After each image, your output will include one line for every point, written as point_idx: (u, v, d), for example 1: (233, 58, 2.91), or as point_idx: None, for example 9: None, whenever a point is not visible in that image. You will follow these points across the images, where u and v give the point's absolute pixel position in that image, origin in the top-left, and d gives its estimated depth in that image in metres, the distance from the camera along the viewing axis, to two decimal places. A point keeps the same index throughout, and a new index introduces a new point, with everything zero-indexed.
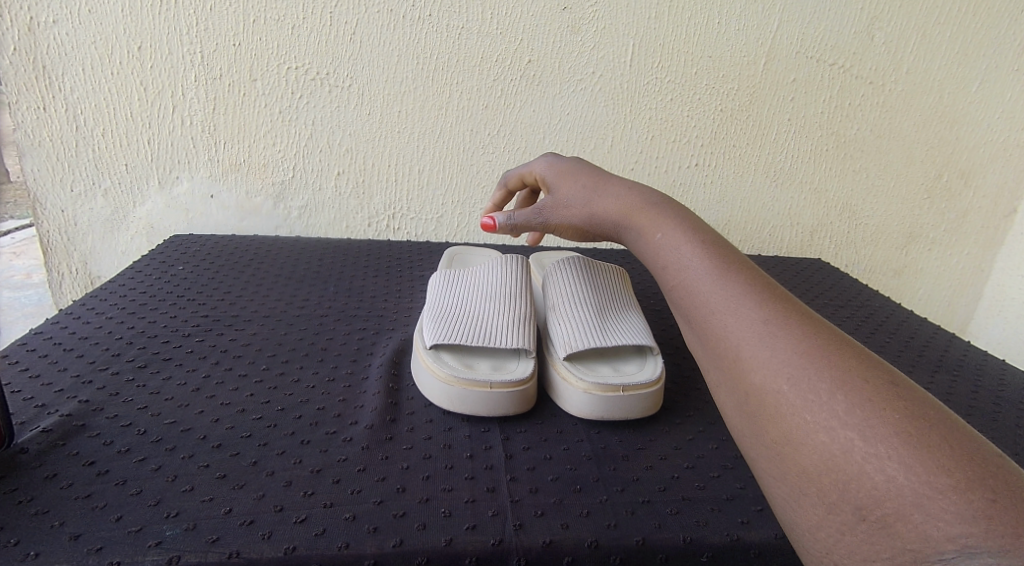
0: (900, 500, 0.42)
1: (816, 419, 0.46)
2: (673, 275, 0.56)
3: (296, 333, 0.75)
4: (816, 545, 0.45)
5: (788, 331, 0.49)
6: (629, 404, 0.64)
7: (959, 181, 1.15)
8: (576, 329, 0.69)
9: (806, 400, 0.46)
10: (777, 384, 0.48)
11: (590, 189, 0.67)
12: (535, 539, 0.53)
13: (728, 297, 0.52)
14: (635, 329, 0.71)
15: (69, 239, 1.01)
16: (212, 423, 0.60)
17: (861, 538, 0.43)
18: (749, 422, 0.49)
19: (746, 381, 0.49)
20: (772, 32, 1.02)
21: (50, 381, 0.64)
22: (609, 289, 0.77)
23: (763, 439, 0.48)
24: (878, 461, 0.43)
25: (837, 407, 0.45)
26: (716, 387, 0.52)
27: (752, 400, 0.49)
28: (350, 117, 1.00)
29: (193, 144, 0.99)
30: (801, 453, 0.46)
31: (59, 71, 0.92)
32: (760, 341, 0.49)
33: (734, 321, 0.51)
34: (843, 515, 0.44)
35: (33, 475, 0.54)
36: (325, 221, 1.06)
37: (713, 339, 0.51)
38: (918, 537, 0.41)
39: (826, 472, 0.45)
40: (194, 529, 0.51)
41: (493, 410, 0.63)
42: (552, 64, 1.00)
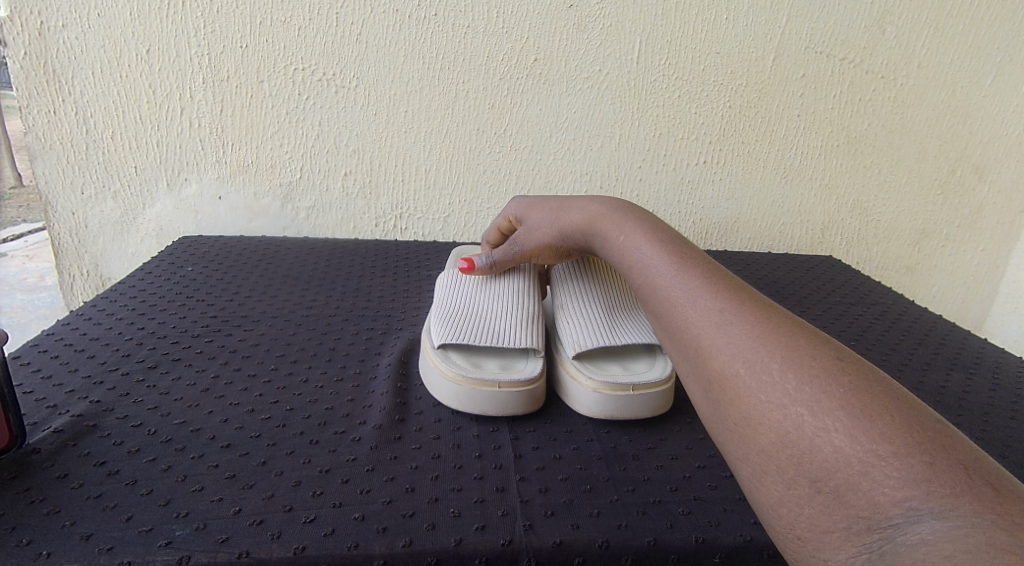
0: (847, 469, 0.45)
1: (771, 399, 0.48)
2: (639, 275, 0.60)
3: (305, 334, 0.75)
4: (779, 521, 0.47)
5: (742, 319, 0.52)
6: (639, 403, 0.64)
7: (973, 176, 1.14)
8: (585, 328, 0.69)
9: (762, 382, 0.49)
10: (735, 368, 0.50)
11: (550, 212, 0.73)
12: (545, 540, 0.53)
13: (687, 289, 0.56)
14: (644, 327, 0.70)
15: (79, 241, 1.02)
16: (221, 423, 0.60)
17: (818, 509, 0.46)
18: (712, 408, 0.51)
19: (707, 368, 0.52)
20: (780, 27, 1.02)
21: (61, 382, 0.64)
22: (618, 288, 0.77)
23: (724, 423, 0.51)
24: (829, 434, 0.46)
25: (789, 385, 0.48)
26: (683, 377, 0.54)
27: (711, 387, 0.51)
28: (356, 117, 1.00)
29: (201, 146, 0.99)
30: (760, 433, 0.48)
31: (69, 75, 0.93)
32: (718, 329, 0.52)
33: (692, 312, 0.54)
34: (801, 489, 0.46)
35: (45, 475, 0.54)
36: (332, 222, 1.06)
37: (675, 329, 0.55)
38: (869, 504, 0.44)
39: (783, 450, 0.47)
40: (204, 529, 0.51)
41: (502, 410, 0.63)
42: (559, 62, 1.00)
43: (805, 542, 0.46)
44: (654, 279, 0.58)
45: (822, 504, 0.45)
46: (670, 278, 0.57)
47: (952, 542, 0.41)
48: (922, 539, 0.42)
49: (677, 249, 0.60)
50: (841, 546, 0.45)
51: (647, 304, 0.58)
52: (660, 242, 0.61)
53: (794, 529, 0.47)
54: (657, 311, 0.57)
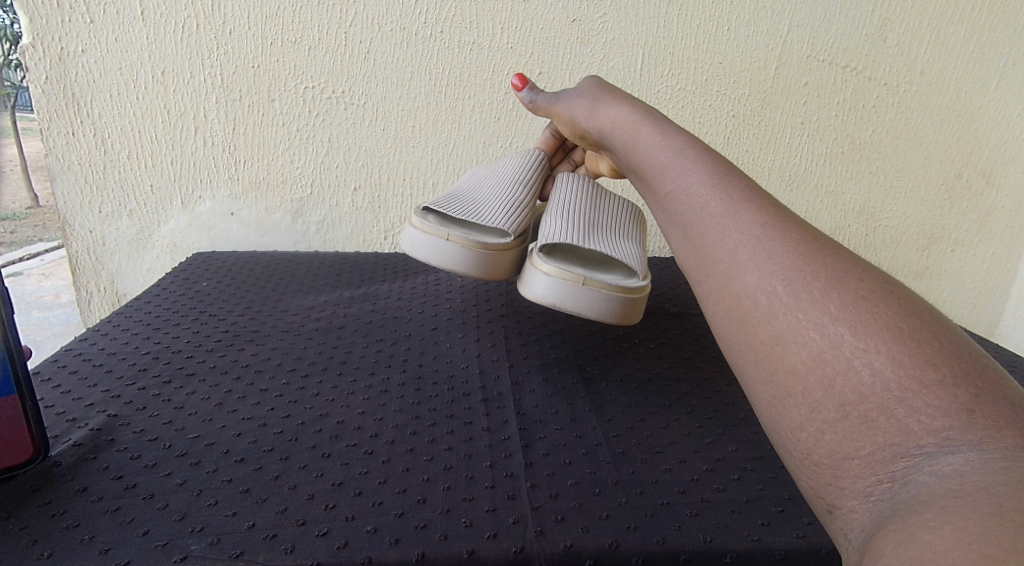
0: (881, 393, 0.42)
1: (809, 317, 0.46)
2: (678, 190, 0.57)
3: (315, 347, 0.76)
4: (798, 446, 0.45)
5: (783, 238, 0.50)
6: (588, 298, 0.67)
7: (980, 180, 1.13)
8: (561, 228, 0.73)
9: (800, 300, 0.46)
10: (772, 286, 0.48)
11: (591, 95, 0.77)
12: (556, 544, 0.52)
13: (727, 205, 0.53)
14: (622, 251, 0.73)
15: (96, 259, 1.03)
16: (235, 438, 0.61)
17: (841, 433, 0.43)
18: (734, 326, 0.49)
19: (732, 285, 0.50)
20: (782, 37, 1.03)
21: (80, 397, 0.65)
22: (614, 218, 0.80)
23: (750, 341, 0.48)
24: (866, 358, 0.43)
25: (830, 305, 0.45)
26: (703, 295, 0.53)
27: (739, 305, 0.49)
28: (365, 133, 1.02)
29: (215, 164, 1.01)
30: (790, 353, 0.46)
31: (89, 98, 0.95)
32: (751, 243, 0.50)
33: (729, 228, 0.52)
34: (826, 413, 0.44)
35: (64, 489, 0.55)
36: (343, 236, 1.08)
37: (707, 244, 0.53)
38: (899, 430, 0.42)
39: (813, 372, 0.45)
40: (217, 543, 0.51)
41: (448, 261, 0.72)
42: (564, 76, 1.02)
43: (823, 468, 0.44)
44: (692, 190, 0.56)
45: (846, 427, 0.43)
46: (710, 191, 0.55)
47: (990, 473, 0.39)
48: (955, 470, 0.40)
49: (717, 161, 0.58)
50: (860, 473, 0.42)
51: (673, 213, 0.57)
52: (699, 153, 0.59)
53: (813, 454, 0.44)
54: (685, 223, 0.56)
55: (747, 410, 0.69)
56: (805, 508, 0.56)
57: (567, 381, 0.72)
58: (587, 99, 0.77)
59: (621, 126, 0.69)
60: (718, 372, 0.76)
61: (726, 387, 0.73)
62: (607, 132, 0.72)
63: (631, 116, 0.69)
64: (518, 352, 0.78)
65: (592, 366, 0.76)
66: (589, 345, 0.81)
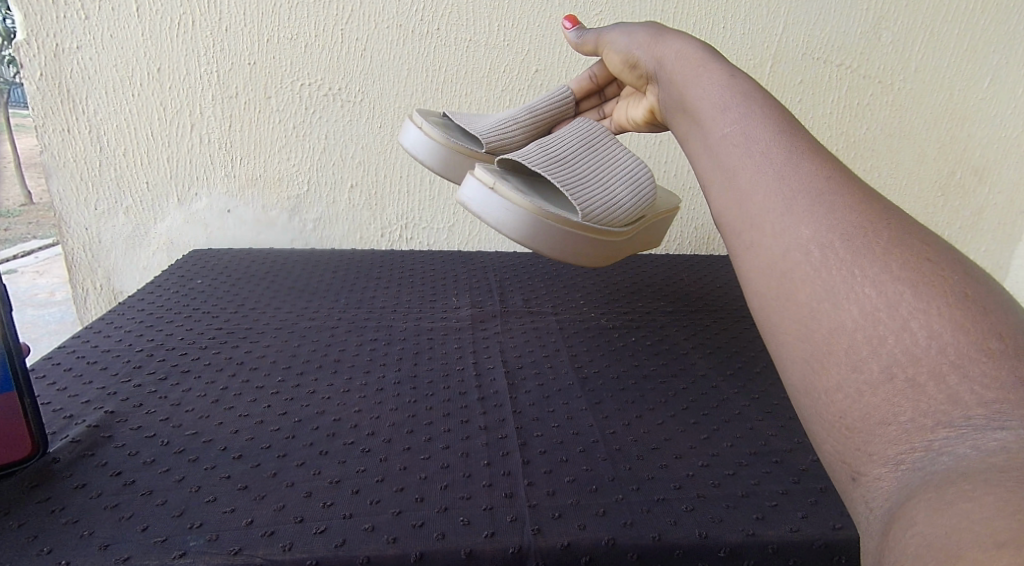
0: (935, 358, 0.36)
1: (867, 274, 0.39)
2: (726, 131, 0.50)
3: (309, 345, 0.76)
4: (828, 408, 0.39)
5: (843, 190, 0.43)
6: (494, 207, 0.68)
7: (973, 178, 1.14)
8: (533, 152, 0.74)
9: (857, 256, 0.40)
10: (827, 240, 0.41)
11: (643, 36, 0.69)
12: (554, 541, 0.52)
13: (776, 149, 0.47)
14: (575, 199, 0.70)
15: (92, 256, 1.02)
16: (232, 435, 0.61)
17: (881, 396, 0.37)
18: (768, 279, 0.43)
19: (773, 234, 0.44)
20: (777, 35, 1.04)
21: (76, 393, 0.65)
22: (614, 178, 0.74)
23: (788, 294, 0.42)
24: (926, 318, 0.37)
25: (887, 263, 0.39)
26: (738, 250, 0.46)
27: (783, 259, 0.43)
28: (362, 130, 1.02)
29: (211, 161, 1.01)
30: (839, 311, 0.40)
31: (84, 95, 0.94)
32: (807, 194, 0.43)
33: (784, 177, 0.45)
34: (869, 372, 0.38)
35: (64, 485, 0.55)
36: (339, 233, 1.08)
37: (745, 191, 0.46)
38: (948, 398, 0.35)
39: (863, 330, 0.39)
40: (216, 539, 0.51)
41: (421, 153, 0.78)
42: (560, 73, 1.03)
43: (855, 433, 0.38)
44: (750, 135, 0.49)
45: (888, 390, 0.37)
46: (769, 136, 0.48)
47: None
48: (1001, 447, 0.34)
49: (782, 112, 0.49)
50: (896, 439, 0.36)
51: (719, 161, 0.50)
52: (755, 96, 0.51)
53: (845, 416, 0.38)
54: (730, 170, 0.48)
55: (742, 406, 0.69)
56: (798, 502, 0.57)
57: (563, 383, 0.72)
58: (644, 32, 0.69)
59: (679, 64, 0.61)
60: (714, 369, 0.76)
61: (722, 383, 0.74)
62: (665, 74, 0.62)
63: (693, 54, 0.61)
64: (514, 351, 0.78)
65: (589, 364, 0.76)
66: (585, 344, 0.80)
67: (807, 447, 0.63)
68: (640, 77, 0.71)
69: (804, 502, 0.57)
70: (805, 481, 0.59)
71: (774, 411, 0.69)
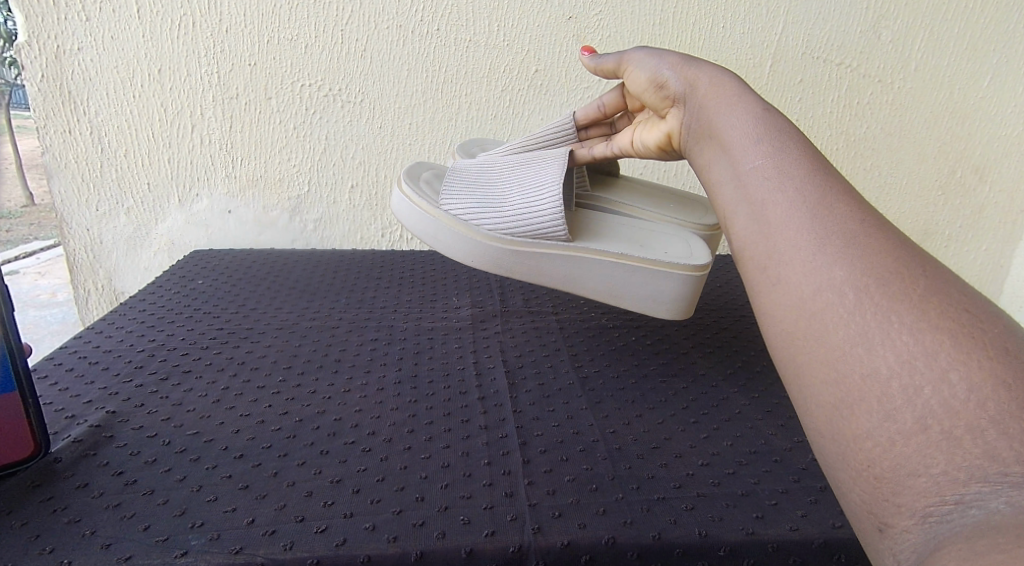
0: (975, 414, 0.36)
1: (905, 321, 0.39)
2: (759, 170, 0.48)
3: (310, 345, 0.76)
4: (855, 456, 0.39)
5: (879, 239, 0.42)
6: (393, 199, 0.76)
7: (973, 177, 1.14)
8: (479, 165, 0.79)
9: (896, 303, 0.40)
10: (864, 287, 0.41)
11: (667, 57, 0.64)
12: (553, 540, 0.52)
13: (810, 195, 0.45)
14: (464, 199, 0.72)
15: (94, 257, 1.03)
16: (233, 434, 0.61)
17: (914, 447, 0.37)
18: (796, 324, 0.42)
19: (806, 281, 0.43)
20: (776, 35, 1.04)
21: (78, 393, 0.66)
22: (532, 191, 0.71)
23: (819, 338, 0.41)
24: (967, 369, 0.37)
25: (928, 321, 0.39)
26: (761, 287, 0.45)
27: (812, 299, 0.42)
28: (362, 131, 1.03)
29: (212, 162, 1.01)
30: (872, 357, 0.39)
31: (85, 96, 0.94)
32: (841, 235, 0.43)
33: (818, 217, 0.44)
34: (902, 422, 0.38)
35: (66, 484, 0.55)
36: (340, 233, 1.09)
37: (777, 235, 0.45)
38: (986, 452, 0.35)
39: (898, 378, 0.38)
40: (217, 539, 0.51)
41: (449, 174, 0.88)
42: (560, 73, 1.03)
43: (882, 483, 0.38)
44: (780, 168, 0.48)
45: (921, 441, 0.37)
46: (801, 173, 0.47)
47: None
48: None
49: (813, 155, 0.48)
50: (925, 491, 0.37)
51: (746, 193, 0.49)
52: (787, 131, 0.50)
53: (874, 466, 0.38)
54: (758, 202, 0.47)
55: (741, 405, 0.70)
56: (797, 501, 0.57)
57: (563, 382, 0.72)
58: (676, 55, 0.63)
59: (712, 93, 0.57)
60: (714, 368, 0.77)
61: (721, 382, 0.74)
62: (695, 101, 0.58)
63: (727, 86, 0.57)
64: (514, 350, 0.78)
65: (588, 364, 0.76)
66: (585, 343, 0.80)
67: (806, 446, 0.63)
68: (666, 99, 0.63)
69: (803, 501, 0.57)
70: (804, 480, 0.59)
71: (774, 410, 0.69)
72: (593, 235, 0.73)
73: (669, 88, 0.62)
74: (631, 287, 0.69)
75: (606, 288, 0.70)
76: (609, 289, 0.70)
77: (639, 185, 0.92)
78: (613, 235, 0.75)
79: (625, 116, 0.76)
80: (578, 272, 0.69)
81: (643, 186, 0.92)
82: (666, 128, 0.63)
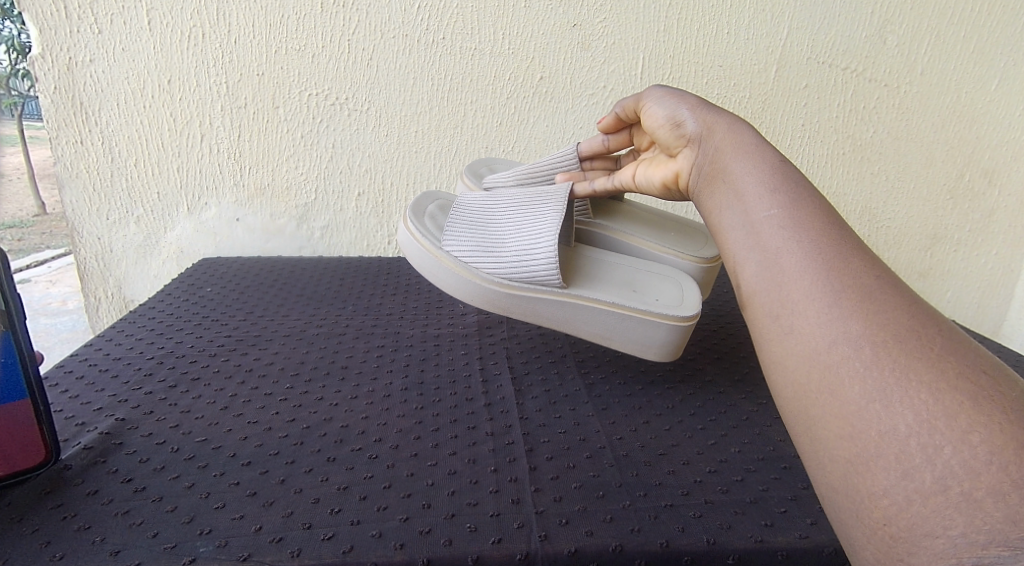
0: (998, 477, 0.38)
1: (923, 379, 0.41)
2: (776, 223, 0.49)
3: (317, 352, 0.77)
4: (872, 513, 0.41)
5: (892, 294, 0.44)
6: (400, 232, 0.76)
7: (982, 180, 1.13)
8: (483, 196, 0.78)
9: (913, 360, 0.42)
10: (879, 341, 0.43)
11: (681, 98, 0.63)
12: (561, 547, 0.52)
13: (826, 248, 0.47)
14: (467, 239, 0.72)
15: (104, 266, 1.03)
16: (241, 441, 0.61)
17: (933, 507, 0.39)
18: (812, 373, 0.44)
19: (822, 333, 0.44)
20: (781, 40, 1.04)
21: (89, 400, 0.66)
22: (530, 233, 0.71)
23: (835, 390, 0.43)
24: (988, 432, 0.39)
25: (941, 380, 0.41)
26: (774, 336, 0.47)
27: (828, 352, 0.44)
28: (369, 139, 1.03)
29: (220, 170, 1.02)
30: (891, 413, 0.41)
31: (96, 107, 0.95)
32: (856, 289, 0.45)
33: (834, 270, 0.46)
34: (921, 481, 0.40)
35: (76, 491, 0.56)
36: (347, 240, 1.10)
37: (793, 286, 0.46)
38: (1007, 517, 0.37)
39: (918, 437, 0.40)
40: (225, 545, 0.51)
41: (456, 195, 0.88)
42: (565, 80, 1.03)
43: (898, 542, 0.40)
44: (795, 218, 0.49)
45: (940, 502, 0.39)
46: (815, 225, 0.48)
47: None
48: None
49: (828, 207, 0.50)
50: (942, 552, 0.38)
51: (759, 240, 0.50)
52: (800, 182, 0.51)
53: (890, 524, 0.40)
54: (771, 250, 0.49)
55: (749, 412, 0.70)
56: (807, 508, 0.57)
57: (570, 388, 0.72)
58: (696, 97, 0.63)
59: (729, 140, 0.57)
60: (721, 374, 0.77)
61: (728, 388, 0.74)
62: (710, 149, 0.58)
63: (744, 135, 0.56)
64: (519, 357, 0.78)
65: (595, 370, 0.76)
66: (591, 349, 0.81)
67: None
68: (680, 139, 0.62)
69: (813, 508, 0.57)
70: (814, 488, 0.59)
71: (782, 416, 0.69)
72: (588, 278, 0.74)
73: (685, 129, 0.61)
74: (623, 330, 0.69)
75: (602, 328, 0.70)
76: (601, 332, 0.70)
77: (641, 211, 0.93)
78: (607, 277, 0.75)
79: (631, 154, 0.76)
80: (571, 313, 0.70)
81: (645, 212, 0.93)
82: (675, 167, 0.62)
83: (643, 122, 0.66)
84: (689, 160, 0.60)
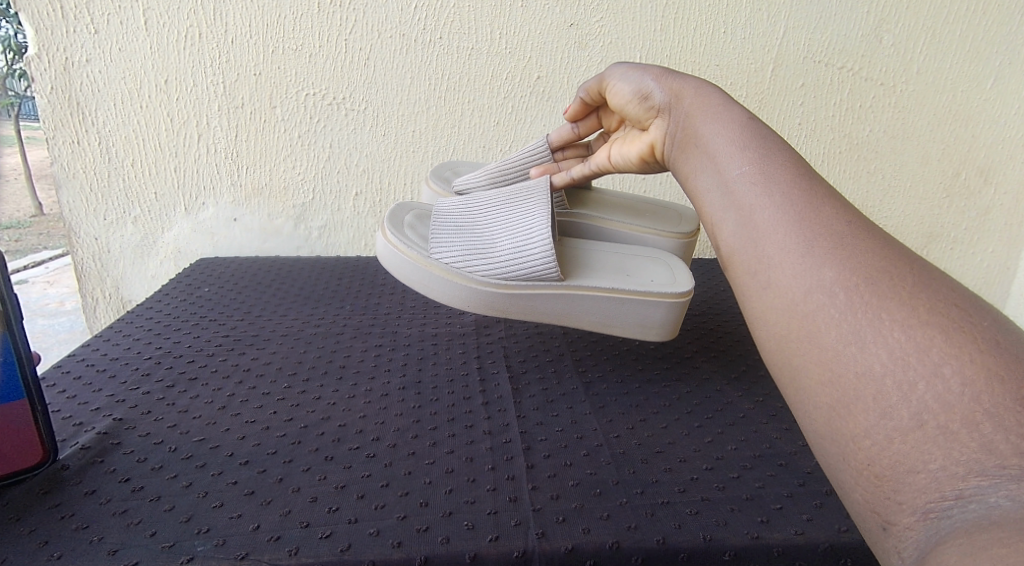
0: (971, 407, 0.37)
1: (894, 317, 0.41)
2: (749, 181, 0.50)
3: (315, 352, 0.77)
4: (856, 455, 0.40)
5: (863, 238, 0.44)
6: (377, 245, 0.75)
7: (978, 179, 1.14)
8: (461, 202, 0.78)
9: (885, 299, 0.41)
10: (851, 282, 0.43)
11: (643, 71, 0.64)
12: (558, 544, 0.52)
13: (798, 200, 0.47)
14: (453, 244, 0.71)
15: (102, 266, 1.03)
16: (239, 441, 0.62)
17: (911, 443, 0.38)
18: (791, 325, 0.44)
19: (796, 282, 0.45)
20: (777, 39, 1.05)
21: (86, 401, 0.66)
22: (517, 234, 0.71)
23: (811, 336, 0.43)
24: (959, 363, 0.38)
25: (913, 312, 0.40)
26: (753, 291, 0.47)
27: (804, 301, 0.44)
28: (366, 139, 1.03)
29: (217, 169, 1.02)
30: (866, 354, 0.41)
31: (93, 107, 0.95)
32: (828, 236, 0.45)
33: (806, 220, 0.46)
34: (898, 419, 0.39)
35: (74, 490, 0.56)
36: (344, 240, 1.10)
37: (767, 242, 0.47)
38: (983, 446, 0.37)
39: (892, 375, 0.40)
40: (223, 544, 0.51)
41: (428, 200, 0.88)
42: (562, 80, 1.04)
43: (883, 480, 0.39)
44: (766, 173, 0.50)
45: (918, 438, 0.38)
46: (785, 177, 0.49)
47: None
48: None
49: (798, 160, 0.50)
50: (925, 487, 0.38)
51: (733, 199, 0.50)
52: (770, 138, 0.52)
53: (873, 464, 0.40)
54: (745, 207, 0.49)
55: (745, 409, 0.70)
56: (802, 506, 0.57)
57: (567, 387, 0.72)
58: (658, 68, 0.63)
59: (697, 103, 0.57)
60: (716, 372, 0.77)
61: (725, 386, 0.74)
62: (679, 117, 0.59)
63: (710, 96, 0.57)
64: (518, 357, 0.78)
65: (592, 369, 0.76)
66: (589, 348, 0.81)
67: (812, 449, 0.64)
68: (650, 111, 0.63)
69: (808, 506, 0.57)
70: (809, 484, 0.59)
71: (776, 413, 0.69)
72: (580, 267, 0.74)
73: (654, 101, 0.62)
74: (620, 316, 0.69)
75: (598, 318, 0.70)
76: (598, 320, 0.70)
77: (613, 197, 0.94)
78: (598, 266, 0.75)
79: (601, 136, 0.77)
80: (568, 305, 0.70)
81: (620, 198, 0.93)
82: (649, 139, 0.63)
83: (610, 101, 0.67)
84: (662, 130, 0.61)
